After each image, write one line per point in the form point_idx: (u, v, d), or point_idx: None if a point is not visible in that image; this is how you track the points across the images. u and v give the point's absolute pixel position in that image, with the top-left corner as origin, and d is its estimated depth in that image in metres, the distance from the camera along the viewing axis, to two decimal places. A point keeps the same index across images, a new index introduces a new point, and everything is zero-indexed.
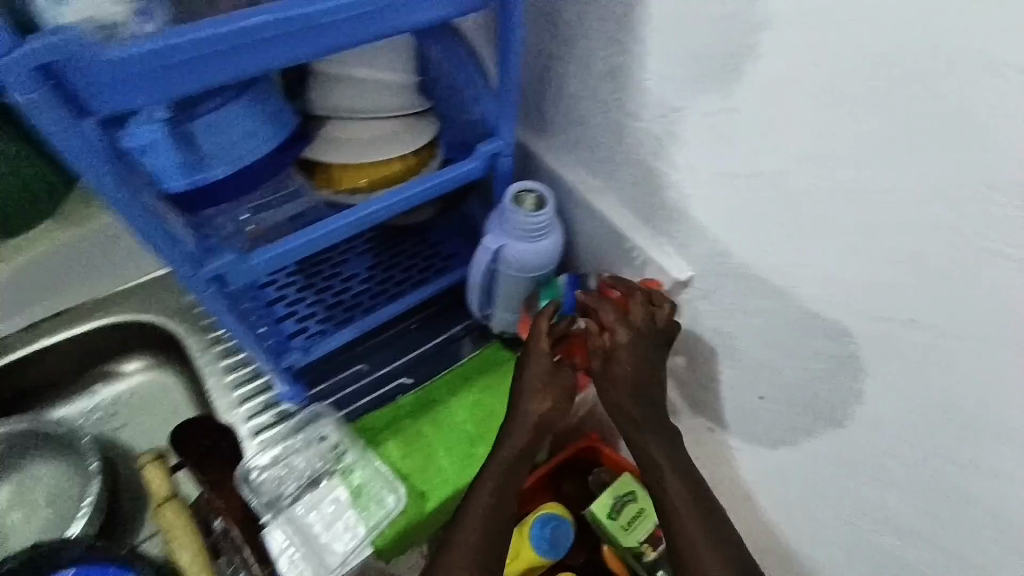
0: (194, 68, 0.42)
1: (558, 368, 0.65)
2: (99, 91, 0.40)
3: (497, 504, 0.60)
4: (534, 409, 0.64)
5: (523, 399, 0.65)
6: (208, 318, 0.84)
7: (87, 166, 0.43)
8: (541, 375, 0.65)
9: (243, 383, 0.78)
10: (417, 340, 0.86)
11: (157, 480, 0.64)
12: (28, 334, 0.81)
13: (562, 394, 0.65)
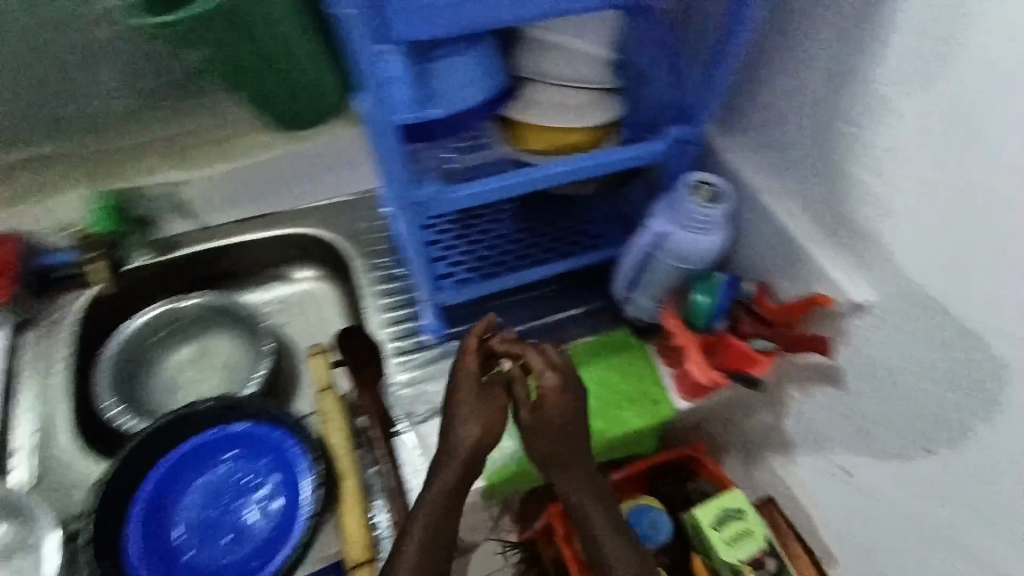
0: None
1: (483, 392, 0.63)
2: (394, 11, 0.46)
3: (441, 525, 0.60)
4: (468, 437, 0.61)
5: (455, 426, 0.62)
6: (371, 245, 0.93)
7: (365, 71, 0.50)
8: (470, 401, 0.63)
9: (394, 308, 0.87)
10: (549, 307, 0.88)
11: (320, 371, 0.75)
12: (232, 226, 0.91)
13: (495, 422, 0.62)
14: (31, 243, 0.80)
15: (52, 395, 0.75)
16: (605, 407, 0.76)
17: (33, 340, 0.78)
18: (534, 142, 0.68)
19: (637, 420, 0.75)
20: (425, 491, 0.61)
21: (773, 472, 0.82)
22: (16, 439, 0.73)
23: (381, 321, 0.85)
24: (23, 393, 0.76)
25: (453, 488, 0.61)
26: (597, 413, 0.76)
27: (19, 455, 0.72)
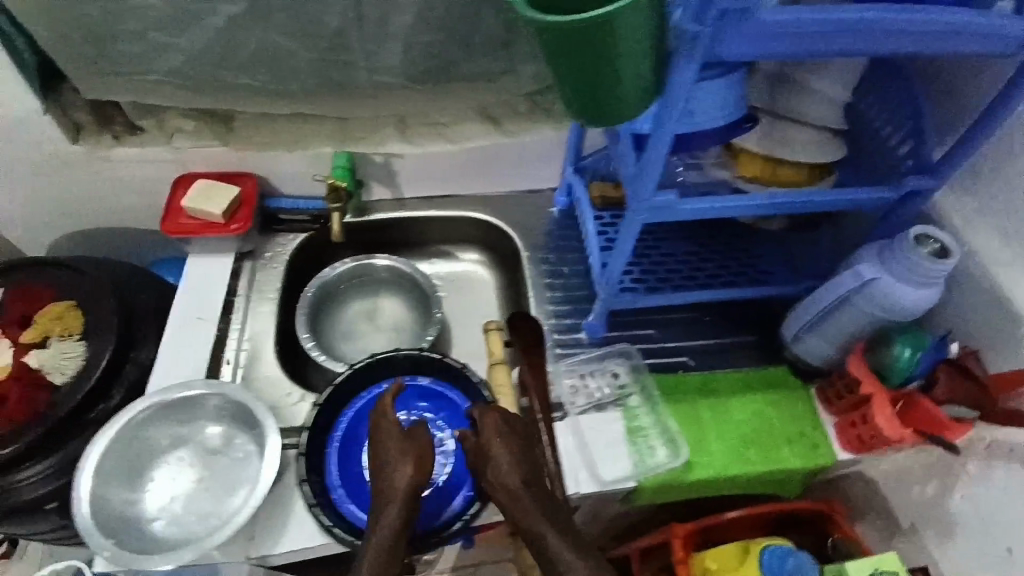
0: (801, 40, 0.46)
1: (408, 435, 0.64)
2: (731, 38, 0.45)
3: (392, 553, 0.58)
4: (402, 477, 0.60)
5: (388, 468, 0.62)
6: (540, 241, 0.98)
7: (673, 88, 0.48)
8: (396, 442, 0.63)
9: (558, 302, 0.91)
10: (706, 331, 0.89)
11: (496, 346, 0.81)
12: (423, 203, 1.00)
13: (427, 456, 0.63)
14: (266, 182, 0.89)
15: (265, 319, 0.84)
16: (764, 441, 0.75)
17: (249, 269, 0.87)
18: (750, 169, 0.69)
19: (794, 461, 0.74)
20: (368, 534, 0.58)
21: (921, 546, 0.78)
22: (229, 351, 0.80)
23: (547, 311, 0.90)
24: (238, 312, 0.84)
25: (403, 516, 0.59)
26: (760, 447, 0.75)
27: (230, 366, 0.79)
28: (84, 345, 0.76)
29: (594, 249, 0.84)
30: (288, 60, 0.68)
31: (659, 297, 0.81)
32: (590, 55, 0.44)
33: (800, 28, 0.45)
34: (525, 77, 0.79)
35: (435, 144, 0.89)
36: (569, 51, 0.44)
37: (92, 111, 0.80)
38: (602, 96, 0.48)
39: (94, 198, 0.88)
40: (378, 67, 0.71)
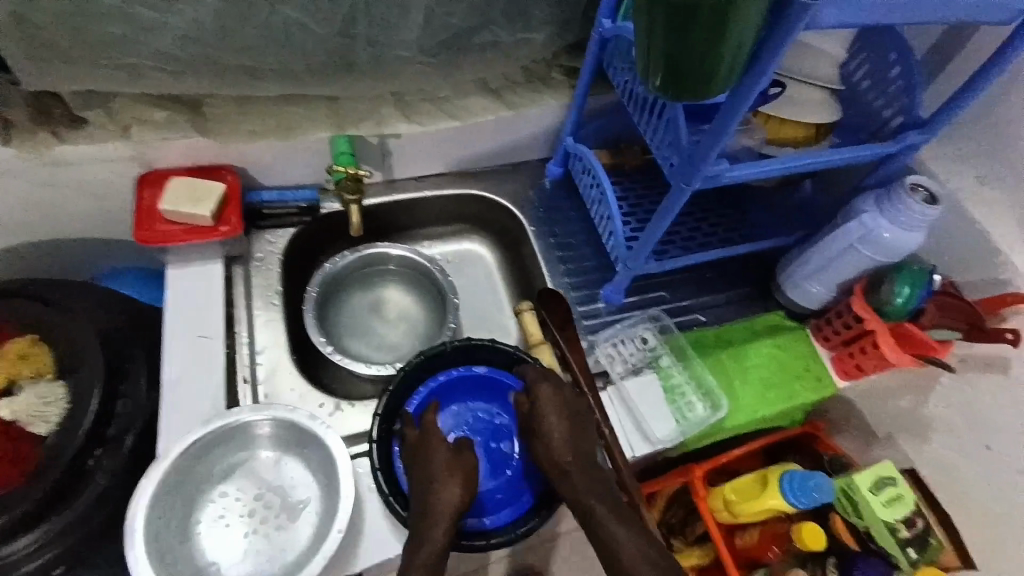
0: (876, 13, 0.48)
1: (457, 453, 0.61)
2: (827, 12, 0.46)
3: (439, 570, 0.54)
4: (452, 496, 0.57)
5: (434, 487, 0.58)
6: (541, 214, 0.96)
7: (766, 64, 0.48)
8: (441, 458, 0.60)
9: (574, 273, 0.91)
10: (710, 286, 0.93)
11: (533, 327, 0.83)
12: (418, 183, 0.93)
13: (473, 471, 0.60)
14: (248, 174, 0.78)
15: (276, 329, 0.76)
16: (778, 381, 0.83)
17: (242, 275, 0.78)
18: (772, 133, 0.73)
19: (805, 395, 0.82)
20: (408, 560, 0.54)
21: (896, 450, 0.88)
22: (241, 369, 0.72)
23: (565, 284, 0.90)
24: (242, 324, 0.75)
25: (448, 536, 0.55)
26: (778, 388, 0.82)
27: (247, 385, 0.71)
28: (63, 385, 0.64)
29: (615, 217, 0.82)
30: (299, 34, 0.61)
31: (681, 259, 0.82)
32: (693, 23, 0.43)
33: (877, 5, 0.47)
34: (535, 45, 0.76)
35: (438, 123, 0.83)
36: (686, 18, 0.43)
37: (23, 100, 0.65)
38: (696, 69, 0.47)
39: (30, 206, 0.73)
40: (396, 42, 0.67)
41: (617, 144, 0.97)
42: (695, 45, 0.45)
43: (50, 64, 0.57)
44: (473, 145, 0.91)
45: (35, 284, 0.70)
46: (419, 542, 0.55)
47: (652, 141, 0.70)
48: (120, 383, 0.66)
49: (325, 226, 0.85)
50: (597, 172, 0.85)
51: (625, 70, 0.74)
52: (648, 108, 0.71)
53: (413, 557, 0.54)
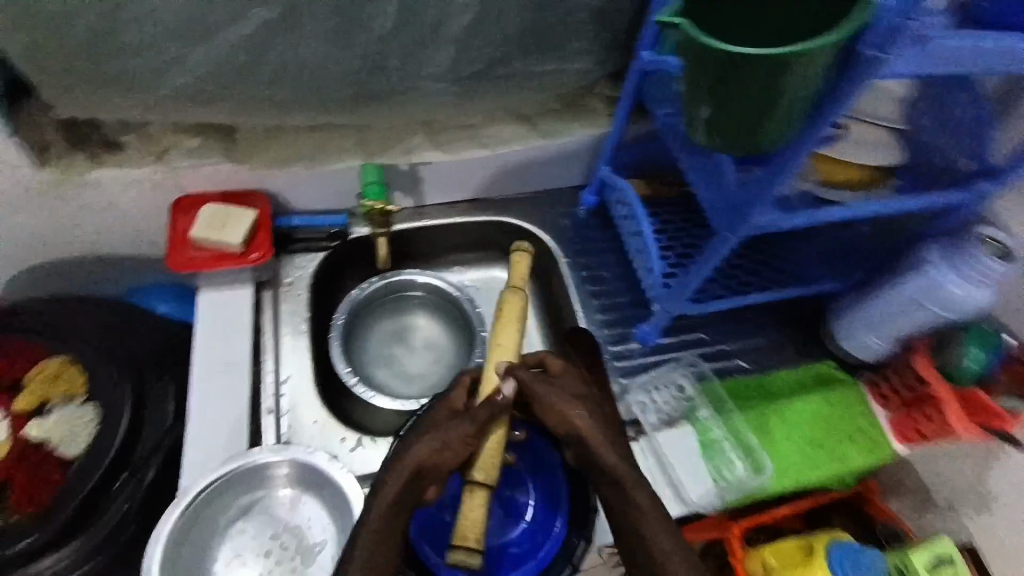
0: (949, 66, 0.44)
1: (453, 418, 0.57)
2: (900, 66, 0.42)
3: (390, 527, 0.53)
4: (420, 452, 0.54)
5: (415, 438, 0.56)
6: (575, 245, 0.93)
7: (829, 117, 0.44)
8: (435, 422, 0.57)
9: (605, 310, 0.87)
10: (751, 329, 0.88)
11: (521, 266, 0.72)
12: (448, 210, 0.92)
13: (455, 439, 0.55)
14: (278, 199, 0.79)
15: (300, 357, 0.76)
16: (827, 442, 0.76)
17: (271, 300, 0.78)
18: (825, 173, 0.68)
19: (858, 458, 0.75)
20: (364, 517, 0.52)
21: (958, 523, 0.78)
22: (266, 399, 0.72)
23: (596, 320, 0.86)
24: (269, 350, 0.75)
25: (402, 494, 0.53)
26: (828, 448, 0.76)
27: (272, 416, 0.71)
28: (93, 407, 0.65)
29: (653, 254, 0.78)
30: (328, 68, 0.59)
31: (717, 302, 0.76)
32: None
33: (952, 58, 0.43)
34: (574, 76, 0.72)
35: (467, 151, 0.80)
36: None
37: (61, 125, 0.66)
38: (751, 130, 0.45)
39: (69, 224, 0.75)
40: (425, 70, 0.64)
41: (656, 174, 0.92)
42: (746, 107, 0.45)
43: (77, 91, 0.57)
44: (507, 173, 0.89)
45: (67, 303, 0.71)
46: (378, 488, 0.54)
47: (690, 178, 0.67)
48: (148, 406, 0.67)
49: (352, 252, 0.85)
50: (634, 206, 0.82)
51: (665, 103, 0.70)
52: (687, 145, 0.67)
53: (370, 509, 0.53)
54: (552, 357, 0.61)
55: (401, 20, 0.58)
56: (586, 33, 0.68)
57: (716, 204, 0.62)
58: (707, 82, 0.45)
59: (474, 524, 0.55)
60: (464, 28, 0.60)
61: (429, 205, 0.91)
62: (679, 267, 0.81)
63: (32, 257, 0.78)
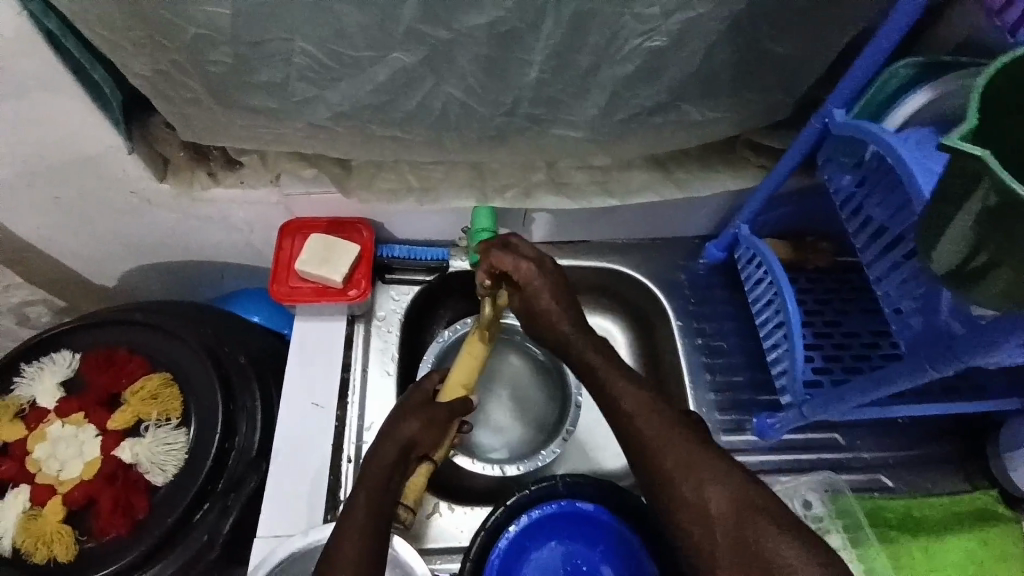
0: None
1: (430, 404, 0.63)
2: None
3: (377, 507, 0.55)
4: (406, 432, 0.59)
5: (398, 420, 0.61)
6: (694, 305, 0.81)
7: None
8: (413, 407, 0.62)
9: (720, 389, 0.76)
10: (896, 437, 0.75)
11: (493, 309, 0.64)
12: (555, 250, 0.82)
13: (433, 416, 0.62)
14: (382, 227, 0.75)
15: (384, 403, 0.72)
16: None
17: (363, 335, 0.75)
18: None
19: None
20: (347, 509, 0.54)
21: None
22: (347, 446, 0.69)
23: (708, 401, 0.75)
24: (355, 392, 0.72)
25: (395, 460, 0.58)
26: None
27: (350, 465, 0.68)
28: (187, 433, 0.63)
29: (799, 350, 0.64)
30: (459, 114, 0.52)
31: (881, 409, 0.60)
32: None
33: None
34: (735, 126, 0.61)
35: (594, 198, 0.70)
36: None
37: (183, 143, 0.63)
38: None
39: (178, 233, 0.73)
40: (563, 121, 0.55)
41: (800, 236, 0.79)
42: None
43: (198, 123, 0.53)
44: (627, 218, 0.79)
45: (168, 312, 0.70)
46: (364, 473, 0.57)
47: (878, 283, 0.53)
48: (234, 435, 0.64)
49: (449, 287, 0.79)
50: (779, 283, 0.67)
51: (852, 173, 0.56)
52: (884, 244, 0.53)
53: (354, 496, 0.55)
54: (521, 243, 0.61)
55: (551, 71, 0.49)
56: (760, 83, 0.56)
57: (913, 330, 0.50)
58: (979, 236, 0.36)
59: (418, 488, 0.61)
60: (621, 82, 0.51)
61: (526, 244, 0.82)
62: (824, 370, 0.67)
63: (143, 258, 0.78)
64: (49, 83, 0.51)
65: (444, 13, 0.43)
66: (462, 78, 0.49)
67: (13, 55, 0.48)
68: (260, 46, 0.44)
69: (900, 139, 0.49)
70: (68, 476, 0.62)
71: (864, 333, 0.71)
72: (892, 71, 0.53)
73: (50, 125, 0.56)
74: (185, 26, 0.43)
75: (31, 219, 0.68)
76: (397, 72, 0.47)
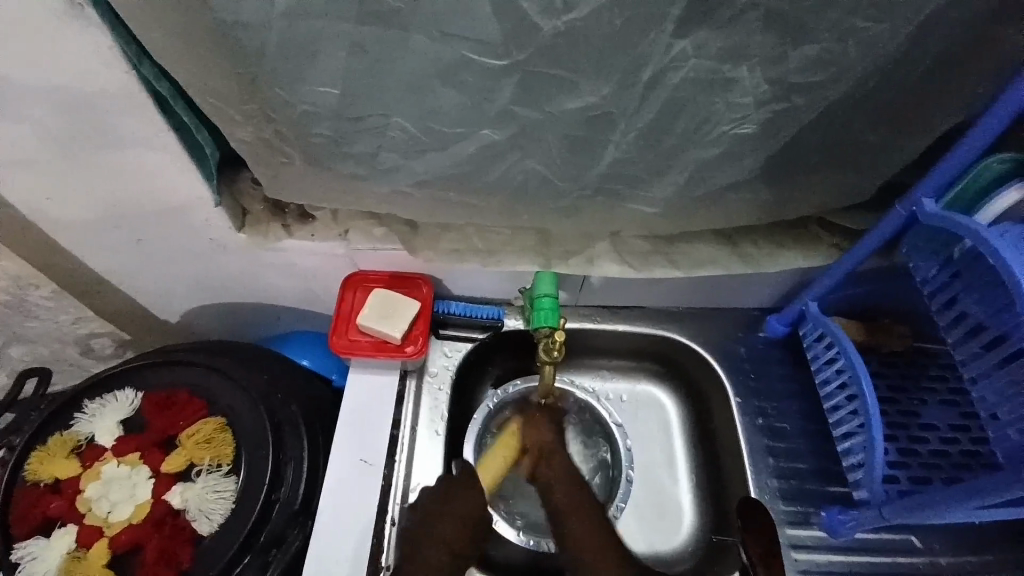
0: None
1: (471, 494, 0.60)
2: None
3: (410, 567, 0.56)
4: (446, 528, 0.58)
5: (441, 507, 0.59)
6: (754, 381, 0.77)
7: None
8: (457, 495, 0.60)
9: (782, 474, 0.71)
10: (977, 542, 0.69)
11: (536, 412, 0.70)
12: (610, 314, 0.80)
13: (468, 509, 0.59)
14: (441, 284, 0.75)
15: (431, 464, 0.71)
16: None
17: (415, 391, 0.74)
18: None
19: None
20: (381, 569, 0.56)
21: None
22: (391, 508, 0.68)
23: (771, 488, 0.70)
24: (403, 451, 0.71)
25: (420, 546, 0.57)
26: None
27: (393, 528, 0.66)
28: (235, 481, 0.63)
29: (877, 444, 0.60)
30: (537, 186, 0.54)
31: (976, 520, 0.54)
32: None
33: None
34: (813, 206, 0.60)
35: (658, 268, 0.69)
36: None
37: (264, 198, 0.67)
38: None
39: (245, 278, 0.74)
40: (639, 197, 0.55)
41: (872, 317, 0.76)
42: None
43: (287, 184, 0.56)
44: (687, 290, 0.77)
45: (227, 354, 0.71)
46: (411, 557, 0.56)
47: (973, 384, 0.50)
48: (280, 485, 0.63)
49: (503, 345, 0.78)
50: (855, 369, 0.63)
51: (941, 265, 0.53)
52: (980, 343, 0.50)
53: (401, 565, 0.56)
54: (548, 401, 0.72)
55: (633, 152, 0.50)
56: (845, 167, 0.55)
57: (1015, 444, 0.47)
58: None
59: None
60: (704, 163, 0.51)
61: (577, 305, 0.80)
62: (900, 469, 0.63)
63: (204, 299, 0.80)
64: (151, 140, 0.54)
65: (538, 98, 0.45)
66: (546, 154, 0.50)
67: (121, 114, 0.51)
68: (359, 121, 0.47)
69: (1000, 235, 0.47)
70: (117, 518, 0.62)
71: (941, 427, 0.67)
72: (984, 166, 0.51)
73: (146, 176, 0.58)
74: (292, 103, 0.45)
75: (110, 258, 0.71)
76: (484, 146, 0.49)
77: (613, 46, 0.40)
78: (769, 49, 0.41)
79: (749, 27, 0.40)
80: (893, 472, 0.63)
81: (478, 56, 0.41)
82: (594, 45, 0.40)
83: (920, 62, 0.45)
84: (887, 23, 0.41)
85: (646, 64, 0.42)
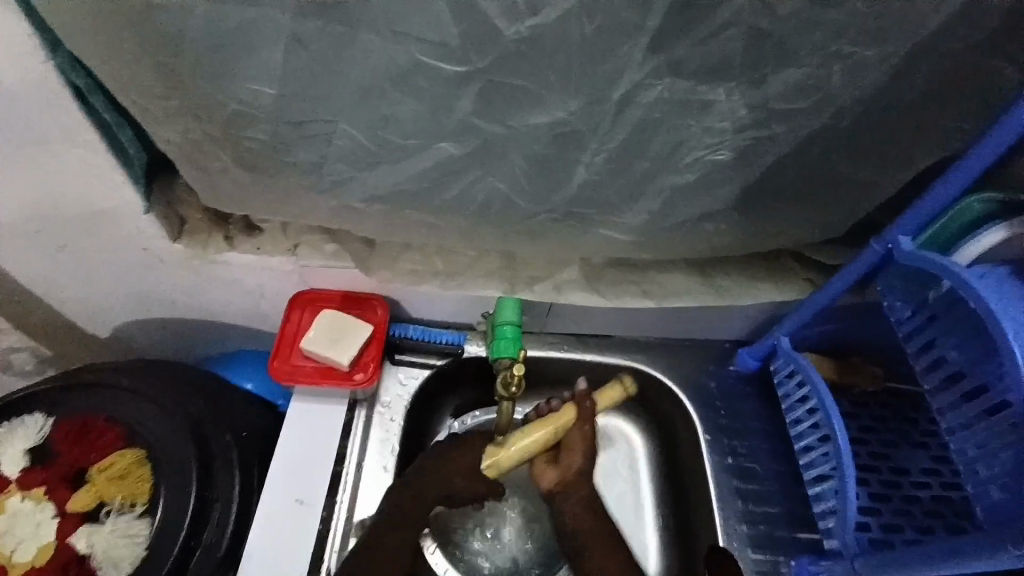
0: None
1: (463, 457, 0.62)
2: None
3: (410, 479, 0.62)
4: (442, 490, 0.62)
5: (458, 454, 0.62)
6: (724, 418, 0.74)
7: None
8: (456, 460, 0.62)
9: (752, 519, 0.68)
10: None
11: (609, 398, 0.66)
12: (578, 342, 0.76)
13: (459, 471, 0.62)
14: (398, 305, 0.70)
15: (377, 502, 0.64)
16: None
17: (365, 421, 0.68)
18: None
19: None
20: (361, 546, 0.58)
21: None
22: (328, 555, 0.61)
23: (741, 534, 0.67)
24: (346, 488, 0.64)
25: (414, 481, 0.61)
26: None
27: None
28: (153, 521, 0.56)
29: (850, 491, 0.56)
30: (500, 206, 0.50)
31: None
32: None
33: None
34: (788, 239, 0.57)
35: (628, 297, 0.66)
36: None
37: (205, 206, 0.61)
38: None
39: (183, 293, 0.68)
40: (610, 222, 0.52)
41: (844, 354, 0.74)
42: None
43: (224, 192, 0.50)
44: (658, 321, 0.74)
45: (154, 377, 0.63)
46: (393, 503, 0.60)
47: (951, 434, 0.48)
48: (201, 530, 0.56)
49: (463, 372, 0.73)
50: (828, 409, 0.60)
51: (917, 308, 0.52)
52: (959, 393, 0.47)
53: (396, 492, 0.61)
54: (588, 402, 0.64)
55: (602, 175, 0.47)
56: (820, 201, 0.53)
57: (997, 503, 0.44)
58: None
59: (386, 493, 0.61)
60: (678, 190, 0.48)
61: (543, 332, 0.76)
62: (873, 518, 0.60)
63: (137, 315, 0.73)
64: (69, 140, 0.48)
65: (501, 111, 0.41)
66: (509, 173, 0.46)
67: (33, 109, 0.45)
68: (302, 126, 0.42)
69: (980, 280, 0.45)
70: (21, 560, 0.55)
71: (914, 471, 0.64)
72: (966, 205, 0.49)
73: (67, 180, 0.52)
74: (227, 101, 0.41)
75: (29, 270, 0.64)
76: (441, 161, 0.45)
77: (577, 61, 0.37)
78: (746, 70, 0.39)
79: (726, 46, 0.37)
80: (865, 519, 0.59)
81: (434, 59, 0.37)
82: (561, 56, 0.37)
83: (897, 94, 0.43)
84: (865, 49, 0.39)
85: (616, 82, 0.39)
